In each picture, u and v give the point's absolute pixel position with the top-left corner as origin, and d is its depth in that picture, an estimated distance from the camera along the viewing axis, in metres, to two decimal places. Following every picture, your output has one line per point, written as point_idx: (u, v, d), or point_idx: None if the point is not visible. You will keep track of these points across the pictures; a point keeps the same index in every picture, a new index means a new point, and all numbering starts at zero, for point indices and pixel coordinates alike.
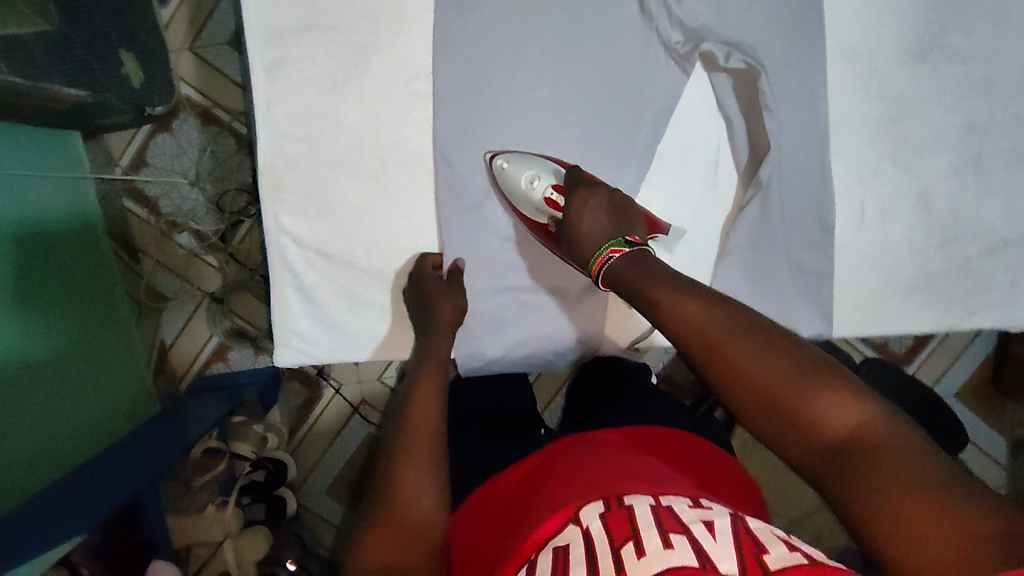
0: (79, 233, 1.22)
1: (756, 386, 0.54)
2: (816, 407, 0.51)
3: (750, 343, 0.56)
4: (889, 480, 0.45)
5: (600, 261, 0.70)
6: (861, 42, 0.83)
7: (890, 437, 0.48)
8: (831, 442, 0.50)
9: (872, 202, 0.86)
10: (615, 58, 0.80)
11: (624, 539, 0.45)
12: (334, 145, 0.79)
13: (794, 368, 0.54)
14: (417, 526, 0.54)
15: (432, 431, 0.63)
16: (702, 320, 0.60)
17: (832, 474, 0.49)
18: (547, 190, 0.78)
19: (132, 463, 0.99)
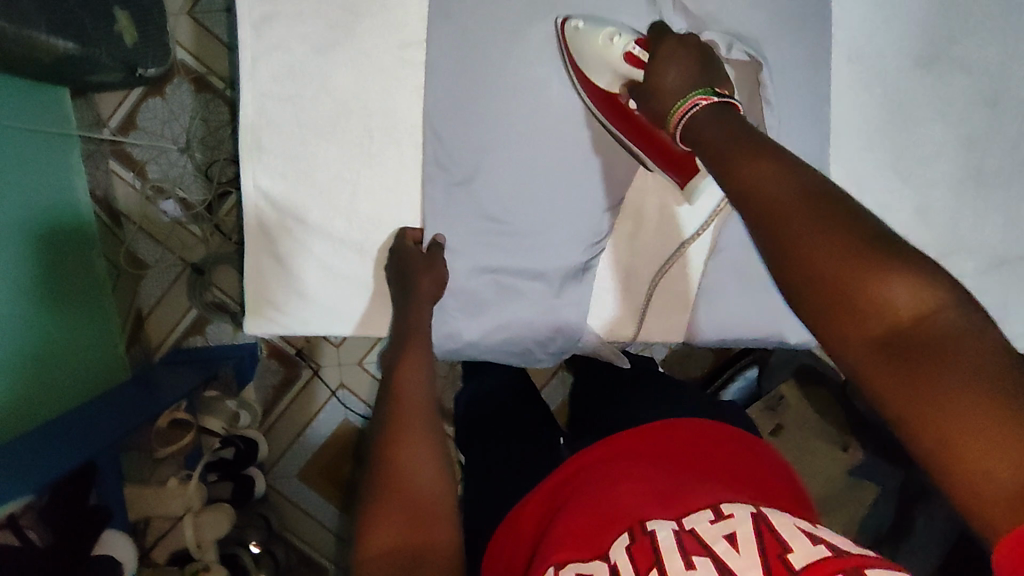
0: (59, 190, 1.20)
1: (818, 260, 0.47)
2: (884, 289, 0.44)
3: (820, 214, 0.49)
4: (954, 382, 0.39)
5: (683, 110, 0.66)
6: (866, 46, 0.82)
7: (963, 333, 0.41)
8: (892, 329, 0.43)
9: (869, 208, 0.84)
10: None
11: (648, 569, 0.43)
12: (321, 110, 0.77)
13: (867, 242, 0.46)
14: (419, 514, 0.52)
15: (416, 414, 0.59)
16: (770, 188, 0.53)
17: (881, 366, 0.43)
18: (629, 44, 0.73)
19: (91, 428, 0.97)
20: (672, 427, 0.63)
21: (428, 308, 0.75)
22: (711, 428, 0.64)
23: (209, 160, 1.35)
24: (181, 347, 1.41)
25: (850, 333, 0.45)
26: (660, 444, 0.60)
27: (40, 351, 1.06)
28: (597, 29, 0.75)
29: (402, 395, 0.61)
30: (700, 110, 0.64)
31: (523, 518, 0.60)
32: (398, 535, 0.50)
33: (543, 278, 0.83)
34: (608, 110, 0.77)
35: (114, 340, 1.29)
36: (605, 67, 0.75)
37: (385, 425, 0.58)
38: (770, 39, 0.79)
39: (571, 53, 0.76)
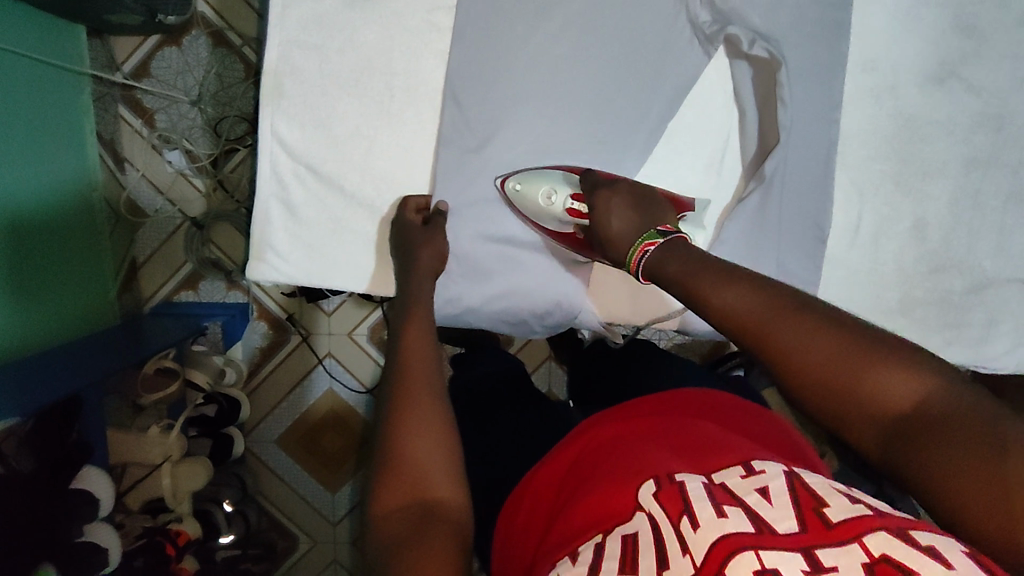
0: (66, 127, 1.19)
1: (809, 371, 0.50)
2: (875, 385, 0.48)
3: (797, 321, 0.52)
4: (961, 453, 0.43)
5: (637, 257, 0.67)
6: (883, 59, 0.84)
7: (956, 406, 0.45)
8: (895, 418, 0.47)
9: (868, 218, 0.87)
10: (641, 30, 0.80)
11: (680, 513, 0.47)
12: (345, 65, 0.77)
13: (848, 341, 0.50)
14: (430, 479, 0.54)
15: (425, 379, 0.61)
16: (745, 303, 0.55)
17: (897, 450, 0.47)
18: (567, 201, 0.79)
19: (76, 367, 0.96)
20: (675, 396, 0.69)
21: (434, 270, 0.76)
22: (708, 399, 0.70)
23: (219, 116, 1.35)
24: (172, 302, 1.41)
25: (860, 426, 0.49)
26: (671, 410, 0.66)
27: (35, 284, 1.05)
28: (533, 191, 0.80)
29: (410, 366, 0.62)
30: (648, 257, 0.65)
31: (539, 483, 0.65)
32: (435, 475, 0.54)
33: (546, 252, 0.85)
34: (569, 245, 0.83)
35: (105, 286, 1.28)
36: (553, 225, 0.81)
37: (396, 388, 0.60)
38: (791, 39, 0.80)
39: (517, 211, 0.82)
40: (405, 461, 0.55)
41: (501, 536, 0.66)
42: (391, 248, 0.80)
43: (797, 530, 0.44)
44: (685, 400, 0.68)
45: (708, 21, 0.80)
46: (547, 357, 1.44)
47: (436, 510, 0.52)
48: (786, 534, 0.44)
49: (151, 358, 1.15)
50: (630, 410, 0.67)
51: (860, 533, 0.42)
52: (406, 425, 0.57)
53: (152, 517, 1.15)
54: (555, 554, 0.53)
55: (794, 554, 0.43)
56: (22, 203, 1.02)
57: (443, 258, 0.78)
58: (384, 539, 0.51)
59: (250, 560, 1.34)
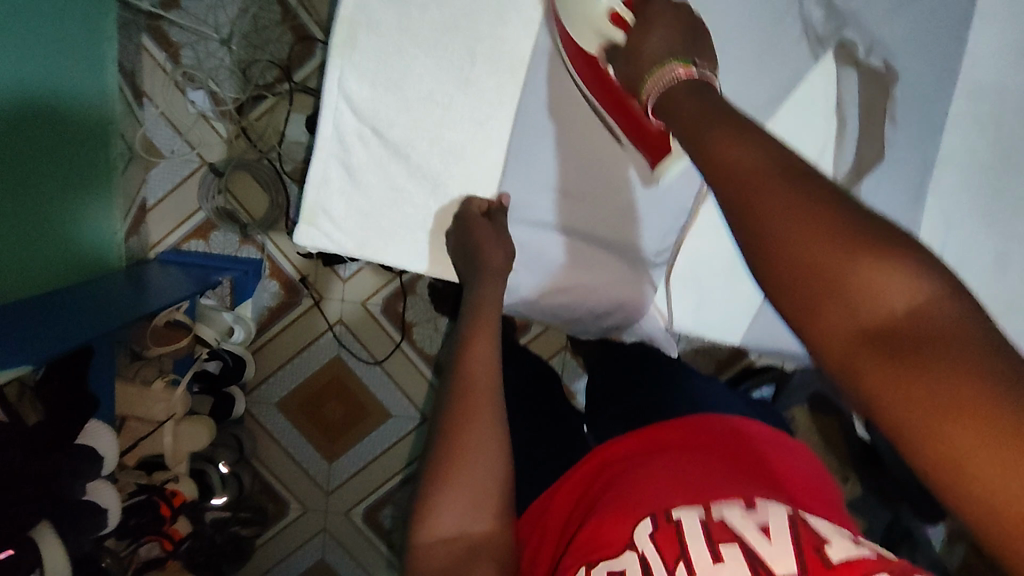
0: (88, 54, 1.10)
1: (784, 249, 0.39)
2: (862, 281, 0.37)
3: (793, 193, 0.40)
4: (944, 386, 0.33)
5: (659, 79, 0.54)
6: (991, 85, 0.80)
7: (961, 333, 0.34)
8: (876, 326, 0.36)
9: (952, 247, 0.84)
10: (745, 26, 0.75)
11: (675, 560, 0.46)
12: (428, 23, 0.71)
13: (845, 223, 0.38)
14: (473, 522, 0.52)
15: (488, 406, 0.57)
16: (742, 165, 0.43)
17: (866, 365, 0.36)
18: (614, 2, 0.62)
19: (80, 315, 0.90)
20: (718, 419, 0.65)
21: (505, 270, 0.73)
22: (751, 424, 0.67)
23: (250, 59, 1.27)
24: (180, 250, 1.35)
25: (823, 332, 0.38)
26: (699, 433, 0.62)
27: (39, 224, 0.98)
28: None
29: (474, 378, 0.59)
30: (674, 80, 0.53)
31: (562, 495, 0.62)
32: (460, 508, 0.52)
33: (613, 247, 0.82)
34: (586, 71, 0.70)
35: (113, 228, 1.21)
36: (578, 27, 0.67)
37: (450, 416, 0.56)
38: (906, 54, 0.78)
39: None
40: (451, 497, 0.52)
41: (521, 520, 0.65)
42: (449, 248, 0.77)
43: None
44: (717, 424, 0.64)
45: (821, 20, 0.77)
46: (562, 348, 1.41)
47: (473, 553, 0.51)
48: None
49: (162, 312, 1.06)
50: (661, 430, 0.64)
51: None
52: (450, 465, 0.53)
53: (148, 474, 1.09)
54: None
55: None
56: (31, 134, 0.94)
57: (512, 260, 0.74)
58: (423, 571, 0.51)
59: (240, 523, 1.33)
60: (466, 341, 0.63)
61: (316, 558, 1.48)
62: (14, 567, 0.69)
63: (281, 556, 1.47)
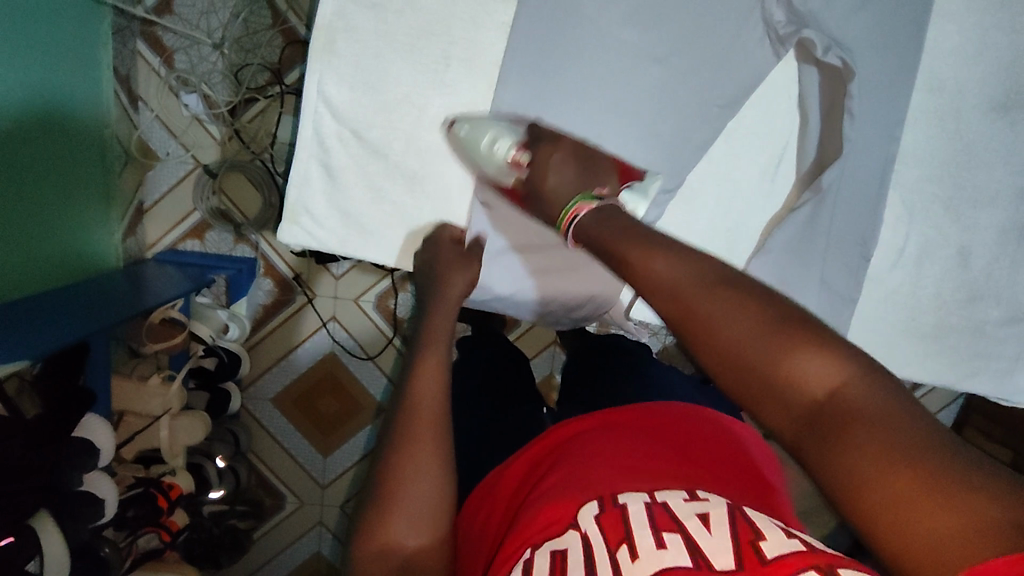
0: (83, 59, 1.13)
1: (727, 349, 0.47)
2: (791, 371, 0.44)
3: (726, 298, 0.49)
4: (868, 454, 0.39)
5: (569, 217, 0.66)
6: (950, 79, 0.84)
7: (874, 401, 0.41)
8: (808, 407, 0.43)
9: (914, 241, 0.88)
10: (710, 27, 0.78)
11: (619, 542, 0.47)
12: (403, 25, 0.74)
13: (771, 321, 0.47)
14: (410, 535, 0.53)
15: (433, 423, 0.58)
16: (675, 275, 0.52)
17: (807, 442, 0.43)
18: (509, 150, 0.75)
19: (75, 313, 0.93)
20: (664, 408, 0.69)
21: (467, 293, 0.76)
22: (690, 410, 0.70)
23: (242, 62, 1.30)
24: (177, 249, 1.38)
25: (773, 414, 0.45)
26: (642, 425, 0.65)
27: (36, 224, 1.00)
28: (478, 133, 0.76)
29: (418, 390, 0.60)
30: (580, 216, 0.65)
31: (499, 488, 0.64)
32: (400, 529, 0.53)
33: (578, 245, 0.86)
34: (511, 197, 0.80)
35: (110, 228, 1.24)
36: (494, 172, 0.77)
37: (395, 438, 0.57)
38: (873, 50, 0.79)
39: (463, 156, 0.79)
40: (393, 510, 0.54)
41: (468, 508, 0.67)
42: (417, 257, 0.81)
43: (733, 564, 0.43)
44: (662, 414, 0.68)
45: (783, 21, 0.78)
46: (551, 342, 1.43)
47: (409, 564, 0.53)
48: (722, 569, 0.43)
49: (161, 307, 1.11)
50: (609, 419, 0.67)
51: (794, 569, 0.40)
52: (394, 479, 0.55)
53: (145, 468, 1.12)
54: (504, 564, 0.51)
55: None
56: (29, 136, 0.97)
57: (474, 283, 0.78)
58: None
59: (237, 516, 1.37)
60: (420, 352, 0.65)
61: (311, 551, 1.50)
62: (15, 556, 0.72)
63: (276, 550, 1.50)
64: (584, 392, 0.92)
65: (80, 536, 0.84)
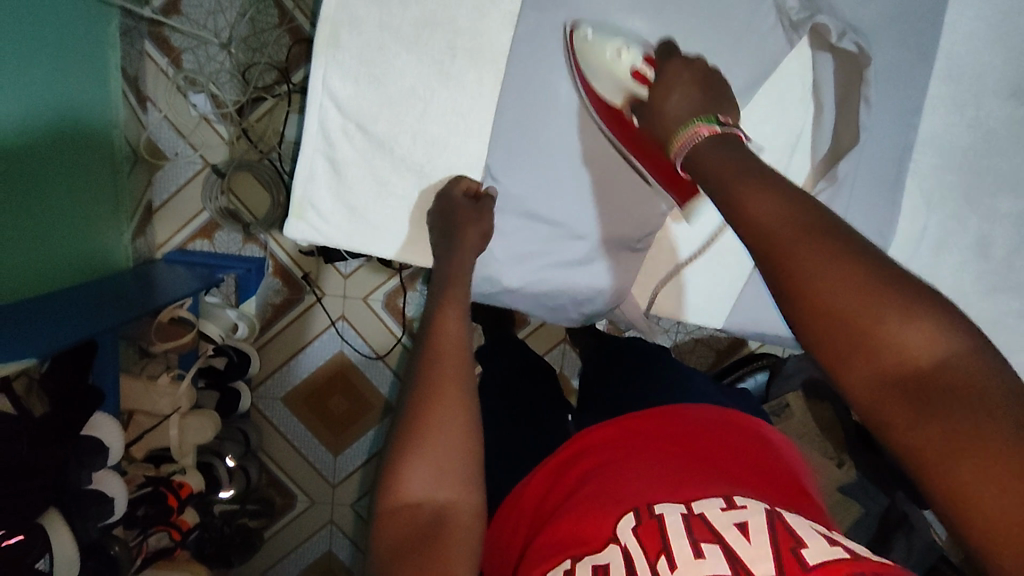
0: (92, 58, 1.13)
1: (819, 298, 0.43)
2: (889, 332, 0.41)
3: (826, 244, 0.45)
4: (972, 433, 0.36)
5: (681, 142, 0.62)
6: (969, 65, 0.82)
7: (979, 377, 0.38)
8: (904, 374, 0.40)
9: (932, 229, 0.86)
10: (717, 16, 0.76)
11: (657, 553, 0.48)
12: (404, 17, 0.73)
13: (873, 276, 0.43)
14: (439, 488, 0.53)
15: (455, 376, 0.59)
16: (772, 219, 0.48)
17: (893, 408, 0.39)
18: (636, 62, 0.72)
19: (82, 312, 0.93)
20: (695, 411, 0.69)
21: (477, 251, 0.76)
22: (731, 414, 0.70)
23: (249, 62, 1.30)
24: (186, 249, 1.38)
25: (857, 373, 0.41)
26: (669, 427, 0.64)
27: (46, 223, 1.01)
28: (601, 43, 0.73)
29: (438, 340, 0.62)
30: (698, 141, 0.60)
31: (527, 499, 0.65)
32: (426, 474, 0.53)
33: (591, 238, 0.83)
34: (612, 123, 0.76)
35: (120, 228, 1.25)
36: (610, 85, 0.73)
37: (416, 394, 0.57)
38: (886, 36, 0.79)
39: (575, 65, 0.75)
40: (416, 455, 0.54)
41: (500, 513, 0.68)
42: (429, 228, 0.79)
43: None
44: (692, 415, 0.68)
45: (795, 7, 0.77)
46: (561, 340, 1.42)
47: (443, 517, 0.52)
48: None
49: (168, 307, 1.10)
50: (637, 424, 0.66)
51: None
52: (420, 429, 0.55)
53: (155, 467, 1.12)
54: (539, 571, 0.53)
55: None
56: (38, 134, 0.97)
57: (486, 239, 0.78)
58: (389, 541, 0.51)
59: (248, 515, 1.38)
60: (437, 311, 0.66)
61: (323, 551, 1.50)
62: (24, 554, 0.72)
63: (288, 551, 1.50)
64: (604, 393, 0.91)
65: (88, 535, 0.84)
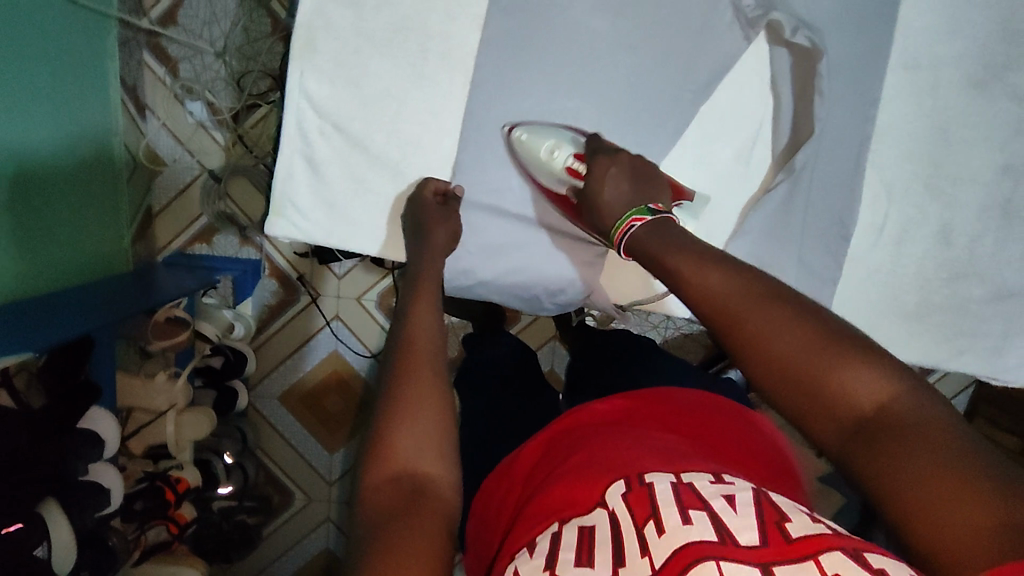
0: (89, 68, 1.17)
1: (778, 362, 0.53)
2: (838, 385, 0.50)
3: (774, 311, 0.55)
4: (916, 463, 0.44)
5: (623, 229, 0.71)
6: (924, 58, 0.90)
7: (918, 413, 0.47)
8: (857, 417, 0.49)
9: (893, 217, 0.95)
10: (681, 20, 0.85)
11: (645, 519, 0.48)
12: (377, 19, 0.80)
13: (819, 336, 0.53)
14: (421, 461, 0.56)
15: (429, 362, 0.62)
16: (728, 291, 0.58)
17: (854, 449, 0.49)
18: (568, 159, 0.82)
19: (83, 308, 0.99)
20: (673, 397, 0.73)
21: (444, 250, 0.80)
22: (702, 400, 0.73)
23: (243, 70, 1.33)
24: (185, 253, 1.43)
25: (822, 423, 0.51)
26: (641, 418, 0.68)
27: (45, 227, 1.03)
28: (538, 141, 0.83)
29: (414, 332, 0.65)
30: (634, 231, 0.70)
31: (515, 475, 0.67)
32: (406, 451, 0.56)
33: (557, 229, 0.90)
34: (559, 204, 0.86)
35: (120, 233, 1.28)
36: (551, 179, 0.84)
37: (392, 376, 0.60)
38: (835, 32, 0.87)
39: (519, 160, 0.85)
40: (398, 433, 0.56)
41: (484, 497, 0.71)
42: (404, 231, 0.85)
43: (759, 542, 0.44)
44: (667, 405, 0.71)
45: (751, 6, 0.84)
46: (551, 337, 1.45)
47: (423, 489, 0.54)
48: (748, 545, 0.44)
49: (166, 305, 1.15)
50: (629, 411, 0.70)
51: (816, 552, 0.43)
52: (400, 411, 0.57)
53: (153, 462, 1.16)
54: (524, 538, 0.54)
55: (752, 567, 0.43)
56: (38, 139, 1.00)
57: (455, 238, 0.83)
58: (371, 510, 0.53)
59: (246, 511, 1.38)
60: (410, 302, 0.69)
61: (321, 548, 1.53)
62: (22, 543, 0.75)
63: (286, 548, 1.52)
64: (600, 380, 0.93)
65: (84, 524, 0.87)
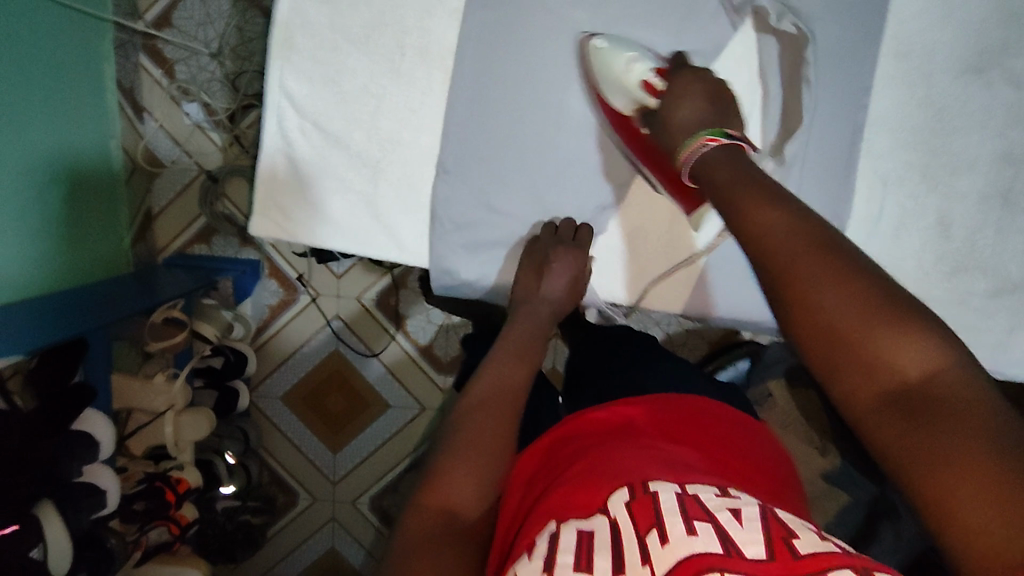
0: (86, 71, 1.19)
1: (820, 317, 0.47)
2: (881, 350, 0.45)
3: (827, 263, 0.49)
4: (964, 441, 0.39)
5: (691, 149, 0.70)
6: (916, 46, 0.89)
7: (963, 392, 0.42)
8: (895, 386, 0.44)
9: (889, 209, 0.93)
10: (664, 12, 0.84)
11: (648, 526, 0.46)
12: (354, 15, 0.82)
13: (872, 295, 0.47)
14: (466, 494, 0.58)
15: (508, 408, 0.68)
16: (777, 235, 0.52)
17: (885, 420, 0.43)
18: (647, 73, 0.80)
19: (81, 305, 1.00)
20: (663, 401, 0.72)
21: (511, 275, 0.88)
22: (694, 403, 0.73)
23: (238, 70, 1.34)
24: (185, 254, 1.42)
25: (856, 389, 0.45)
26: (644, 424, 0.67)
27: (48, 226, 1.05)
28: (617, 52, 0.81)
29: (492, 376, 0.71)
30: (706, 150, 0.68)
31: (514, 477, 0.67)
32: (459, 481, 0.59)
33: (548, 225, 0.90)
34: (622, 131, 0.86)
35: (120, 233, 1.29)
36: (622, 91, 0.82)
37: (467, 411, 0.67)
38: (823, 20, 0.86)
39: (592, 69, 0.83)
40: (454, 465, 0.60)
41: None
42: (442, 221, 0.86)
43: (765, 556, 0.42)
44: (665, 408, 0.70)
45: None
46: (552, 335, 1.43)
47: (460, 517, 0.56)
48: (755, 560, 0.42)
49: (164, 307, 1.16)
50: (631, 417, 0.68)
51: (824, 567, 0.40)
52: (464, 445, 0.62)
53: (154, 463, 1.17)
54: (520, 543, 0.51)
55: None
56: (37, 141, 1.01)
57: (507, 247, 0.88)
58: (413, 529, 0.55)
59: (251, 511, 1.41)
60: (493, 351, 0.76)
61: (324, 548, 1.53)
62: (16, 542, 0.76)
63: (289, 549, 1.52)
64: (596, 380, 0.91)
65: (80, 526, 0.87)
